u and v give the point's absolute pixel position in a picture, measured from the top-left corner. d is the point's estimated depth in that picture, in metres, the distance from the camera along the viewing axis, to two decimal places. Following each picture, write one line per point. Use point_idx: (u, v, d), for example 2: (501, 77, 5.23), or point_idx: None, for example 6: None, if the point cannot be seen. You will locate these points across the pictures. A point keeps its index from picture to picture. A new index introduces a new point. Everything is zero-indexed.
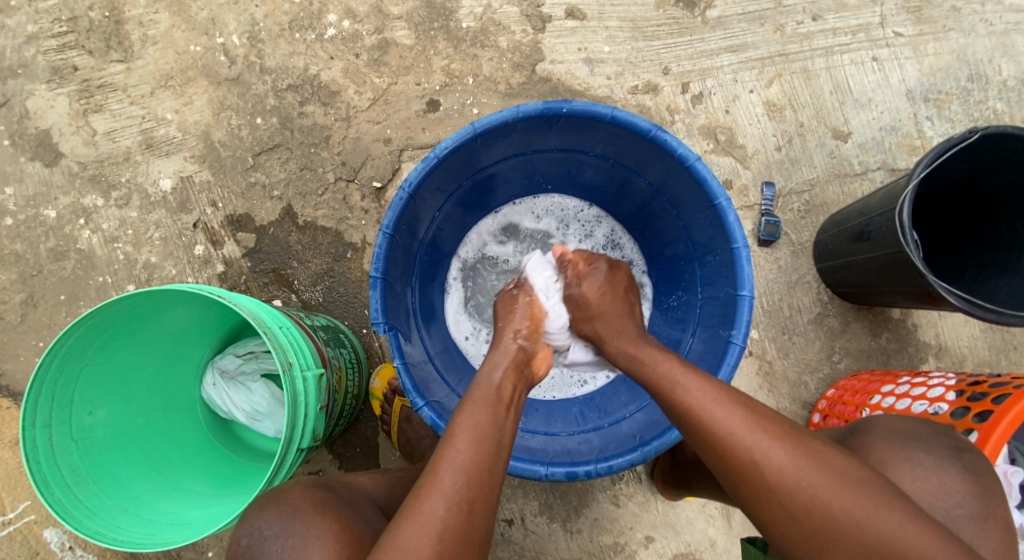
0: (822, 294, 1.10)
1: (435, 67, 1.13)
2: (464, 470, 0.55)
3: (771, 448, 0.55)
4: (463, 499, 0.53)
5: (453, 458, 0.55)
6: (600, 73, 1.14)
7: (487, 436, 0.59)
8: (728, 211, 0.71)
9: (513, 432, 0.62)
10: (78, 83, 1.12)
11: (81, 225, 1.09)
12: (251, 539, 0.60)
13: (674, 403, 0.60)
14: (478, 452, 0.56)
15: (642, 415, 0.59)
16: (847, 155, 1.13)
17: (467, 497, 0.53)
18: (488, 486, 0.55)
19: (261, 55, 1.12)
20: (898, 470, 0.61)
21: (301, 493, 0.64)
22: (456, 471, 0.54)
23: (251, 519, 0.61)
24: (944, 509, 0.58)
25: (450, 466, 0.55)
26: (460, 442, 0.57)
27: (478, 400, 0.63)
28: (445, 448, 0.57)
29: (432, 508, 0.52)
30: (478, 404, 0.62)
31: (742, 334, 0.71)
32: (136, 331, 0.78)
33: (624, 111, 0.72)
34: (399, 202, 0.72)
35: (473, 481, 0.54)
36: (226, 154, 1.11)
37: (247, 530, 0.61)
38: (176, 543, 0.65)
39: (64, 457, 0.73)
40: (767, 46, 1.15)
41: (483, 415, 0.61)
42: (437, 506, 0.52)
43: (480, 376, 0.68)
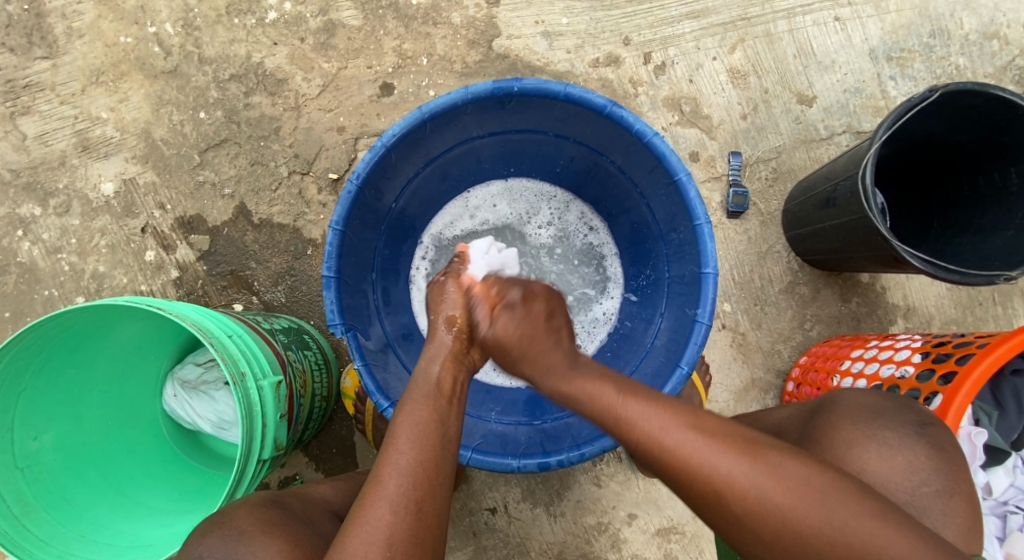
0: (792, 263, 1.10)
1: (387, 48, 1.07)
2: (409, 472, 0.53)
3: (708, 424, 0.54)
4: (410, 503, 0.51)
5: (396, 461, 0.53)
6: (559, 46, 1.10)
7: (432, 433, 0.56)
8: (689, 186, 0.68)
9: (456, 424, 0.59)
10: (2, 84, 1.04)
11: (20, 237, 1.03)
12: None
13: (613, 379, 0.60)
14: (422, 450, 0.54)
15: (582, 397, 0.58)
16: (812, 120, 1.11)
17: (415, 498, 0.52)
18: (436, 483, 0.53)
19: (198, 44, 1.05)
20: (861, 452, 0.62)
21: (247, 514, 0.61)
22: (399, 473, 0.53)
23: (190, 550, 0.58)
24: (906, 483, 0.59)
25: (394, 468, 0.53)
26: (402, 442, 0.55)
27: (417, 397, 0.60)
28: (388, 451, 0.55)
29: (378, 515, 0.51)
30: (419, 401, 0.59)
31: (708, 312, 0.68)
32: (78, 348, 0.73)
33: (577, 87, 0.68)
34: (346, 195, 0.68)
35: (419, 481, 0.53)
36: (170, 153, 1.05)
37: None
38: None
39: (9, 486, 0.68)
40: (728, 11, 1.12)
41: (423, 411, 0.58)
42: (382, 513, 0.51)
43: (418, 369, 0.64)
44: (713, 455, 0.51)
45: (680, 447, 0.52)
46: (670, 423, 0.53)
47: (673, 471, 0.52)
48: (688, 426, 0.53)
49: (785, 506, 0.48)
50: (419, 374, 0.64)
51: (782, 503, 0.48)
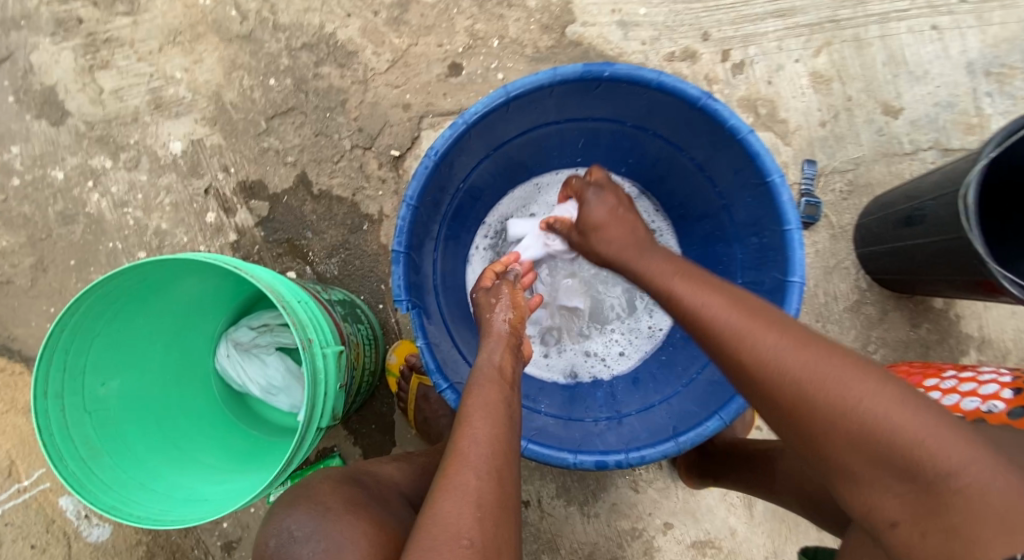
0: (860, 281, 1.05)
1: (459, 27, 1.05)
2: (486, 442, 0.54)
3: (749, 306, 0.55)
4: (491, 470, 0.52)
5: (473, 433, 0.55)
6: (635, 36, 1.06)
7: (501, 412, 0.58)
8: (781, 188, 0.65)
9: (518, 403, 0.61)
10: (84, 37, 1.06)
11: (90, 188, 1.05)
12: (279, 539, 0.58)
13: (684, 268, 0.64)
14: (495, 425, 0.56)
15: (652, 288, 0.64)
16: (896, 132, 1.05)
17: (495, 465, 0.53)
18: (509, 454, 0.55)
19: (274, 11, 1.05)
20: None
21: (330, 490, 0.61)
22: (478, 443, 0.54)
23: (278, 519, 0.59)
24: None
25: (471, 441, 0.54)
26: (475, 419, 0.56)
27: (482, 380, 0.61)
28: (461, 426, 0.56)
29: (465, 481, 0.51)
30: (485, 384, 0.60)
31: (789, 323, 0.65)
32: (147, 301, 0.75)
33: (672, 76, 0.66)
34: (424, 171, 0.67)
35: (496, 450, 0.54)
36: (238, 117, 1.05)
37: (275, 531, 0.58)
38: (195, 521, 0.63)
39: (77, 428, 0.70)
40: (816, 11, 1.07)
41: (490, 392, 0.60)
42: (469, 478, 0.51)
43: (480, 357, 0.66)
44: (741, 326, 0.53)
45: (718, 317, 0.54)
46: (710, 301, 0.56)
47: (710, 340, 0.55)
48: (730, 305, 0.55)
49: (803, 374, 0.48)
50: (481, 361, 0.65)
51: (800, 373, 0.48)
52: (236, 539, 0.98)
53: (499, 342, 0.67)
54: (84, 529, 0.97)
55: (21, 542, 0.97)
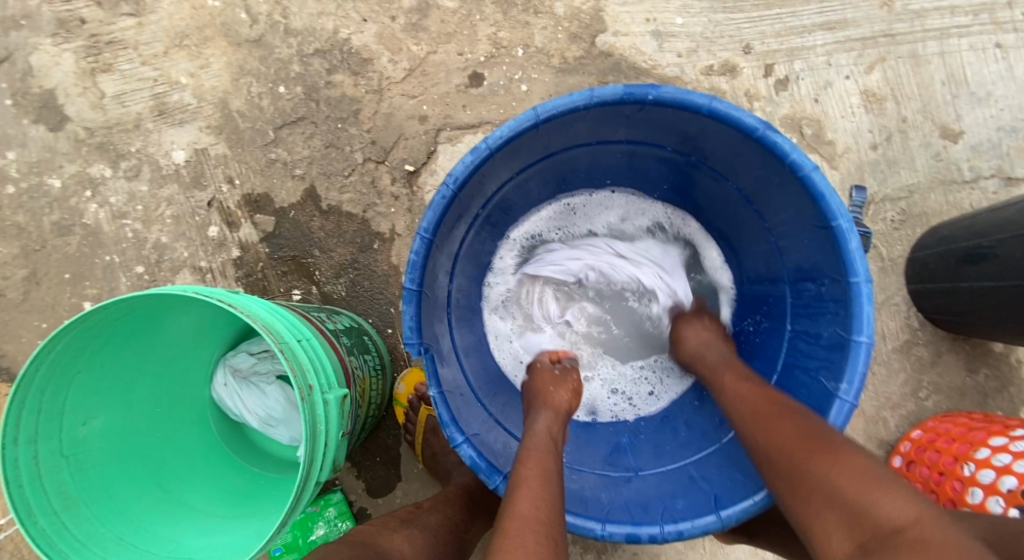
0: (912, 319, 0.96)
1: (481, 35, 0.98)
2: (541, 501, 0.52)
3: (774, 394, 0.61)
4: (541, 532, 0.49)
5: (526, 495, 0.53)
6: (670, 48, 0.99)
7: (549, 480, 0.55)
8: (849, 235, 0.57)
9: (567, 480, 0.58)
10: (86, 38, 1.00)
11: (88, 198, 1.00)
12: None
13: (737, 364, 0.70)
14: (545, 484, 0.54)
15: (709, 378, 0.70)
16: (955, 157, 0.97)
17: (550, 529, 0.50)
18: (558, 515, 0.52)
19: (286, 14, 0.99)
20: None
21: None
22: (535, 502, 0.52)
23: None
24: None
25: (530, 498, 0.52)
26: (532, 483, 0.54)
27: (538, 446, 0.60)
28: (513, 492, 0.53)
29: (523, 540, 0.48)
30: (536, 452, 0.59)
31: (855, 390, 0.57)
32: (135, 332, 0.68)
33: (724, 100, 0.58)
34: (440, 201, 0.60)
35: (548, 511, 0.52)
36: (245, 126, 0.99)
37: None
38: None
39: (51, 477, 0.62)
40: (869, 25, 0.98)
41: (546, 458, 0.58)
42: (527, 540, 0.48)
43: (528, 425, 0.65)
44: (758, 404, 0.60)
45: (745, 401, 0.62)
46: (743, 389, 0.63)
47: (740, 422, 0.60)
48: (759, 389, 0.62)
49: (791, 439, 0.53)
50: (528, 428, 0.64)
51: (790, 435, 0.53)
52: None
53: (550, 413, 0.67)
54: None
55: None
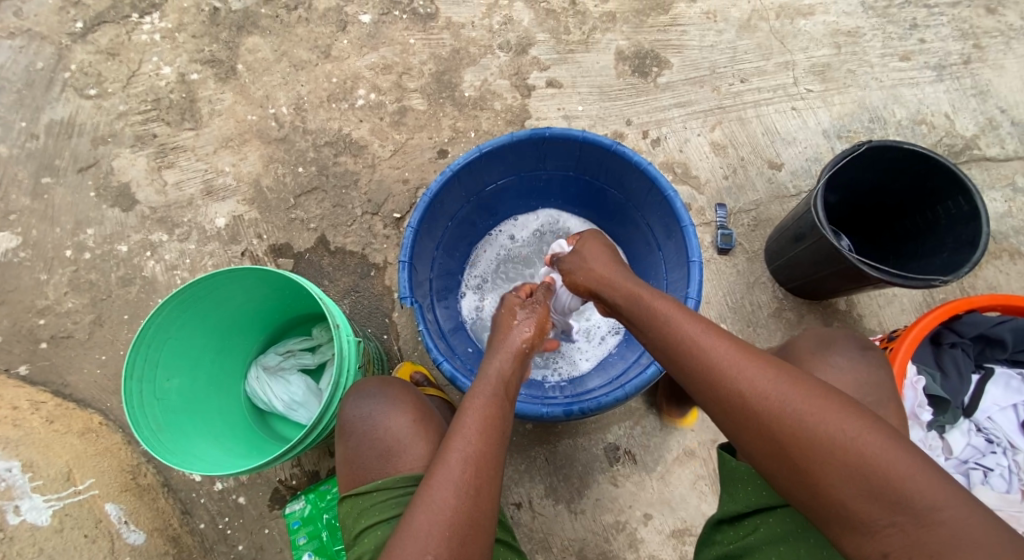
0: (777, 291, 1.30)
1: (444, 125, 1.40)
2: (472, 460, 0.69)
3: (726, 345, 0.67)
4: (468, 486, 0.67)
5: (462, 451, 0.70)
6: (577, 126, 1.43)
7: (491, 429, 0.73)
8: (676, 199, 0.95)
9: (510, 419, 0.77)
10: (156, 147, 1.37)
11: (148, 257, 1.29)
12: (358, 396, 0.86)
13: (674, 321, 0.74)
14: (484, 444, 0.71)
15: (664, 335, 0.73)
16: (782, 181, 1.38)
17: (472, 483, 0.67)
18: (489, 470, 0.69)
19: (304, 120, 1.39)
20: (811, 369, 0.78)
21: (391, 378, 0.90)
22: (466, 462, 0.69)
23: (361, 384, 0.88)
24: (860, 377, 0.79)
25: (461, 455, 0.69)
26: (465, 439, 0.71)
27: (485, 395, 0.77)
28: (450, 446, 0.71)
29: (443, 499, 0.66)
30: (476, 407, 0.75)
31: (695, 290, 0.91)
32: (209, 316, 0.96)
33: (592, 132, 0.98)
34: (423, 205, 0.95)
35: (477, 468, 0.69)
36: (273, 196, 1.34)
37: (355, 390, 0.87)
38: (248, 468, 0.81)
39: (149, 408, 0.88)
40: (707, 102, 1.45)
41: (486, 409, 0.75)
42: (447, 497, 0.66)
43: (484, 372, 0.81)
44: (716, 353, 0.67)
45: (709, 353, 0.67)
46: (706, 343, 0.68)
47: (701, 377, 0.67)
48: (719, 341, 0.68)
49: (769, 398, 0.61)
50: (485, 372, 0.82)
51: (773, 402, 0.61)
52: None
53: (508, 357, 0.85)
54: (124, 532, 0.99)
55: (76, 530, 0.94)
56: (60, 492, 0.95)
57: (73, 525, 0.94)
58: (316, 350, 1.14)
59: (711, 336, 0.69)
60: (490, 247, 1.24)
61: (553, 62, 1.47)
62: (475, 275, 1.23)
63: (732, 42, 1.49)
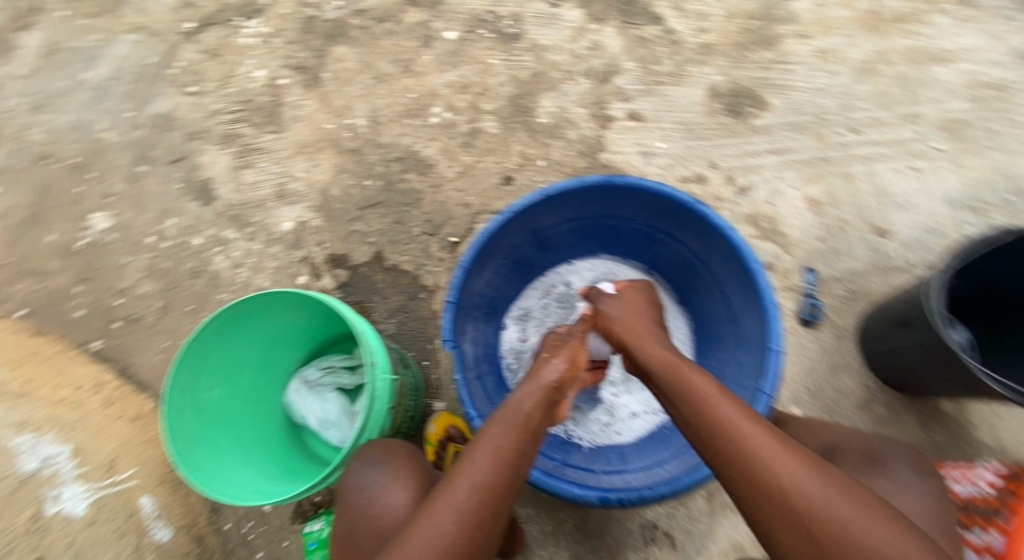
0: (867, 379, 1.19)
1: (514, 151, 1.36)
2: (487, 475, 0.68)
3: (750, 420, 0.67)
4: (481, 501, 0.66)
5: (479, 463, 0.69)
6: (654, 163, 1.33)
7: (513, 450, 0.73)
8: (760, 274, 0.85)
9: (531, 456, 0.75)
10: (239, 146, 1.43)
11: (217, 252, 1.35)
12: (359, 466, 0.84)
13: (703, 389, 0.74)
14: (502, 463, 0.70)
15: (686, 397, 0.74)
16: (889, 251, 1.26)
17: (484, 499, 0.67)
18: (503, 488, 0.69)
19: (378, 133, 1.40)
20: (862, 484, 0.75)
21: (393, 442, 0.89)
22: (481, 474, 0.68)
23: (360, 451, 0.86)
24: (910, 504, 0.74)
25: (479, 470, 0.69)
26: (486, 451, 0.71)
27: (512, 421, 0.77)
28: (471, 456, 0.71)
29: (453, 505, 0.65)
30: (500, 427, 0.75)
31: (771, 385, 0.82)
32: (251, 329, 0.97)
33: (671, 187, 0.90)
34: (476, 245, 0.91)
35: (493, 486, 0.68)
36: (338, 206, 1.36)
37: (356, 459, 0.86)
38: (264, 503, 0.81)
39: (187, 420, 0.90)
40: (808, 151, 1.32)
41: (509, 431, 0.75)
42: (460, 502, 0.65)
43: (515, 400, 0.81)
44: (741, 425, 0.67)
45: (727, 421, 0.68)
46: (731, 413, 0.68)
47: (720, 443, 0.66)
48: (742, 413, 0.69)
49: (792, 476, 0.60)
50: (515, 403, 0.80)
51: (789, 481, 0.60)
52: None
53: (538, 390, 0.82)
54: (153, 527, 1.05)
55: (108, 523, 0.99)
56: (102, 481, 1.02)
57: (107, 516, 1.00)
58: (356, 370, 1.12)
59: (733, 407, 0.69)
60: (547, 280, 1.19)
61: (638, 93, 1.38)
62: (524, 305, 1.17)
63: (847, 86, 1.36)
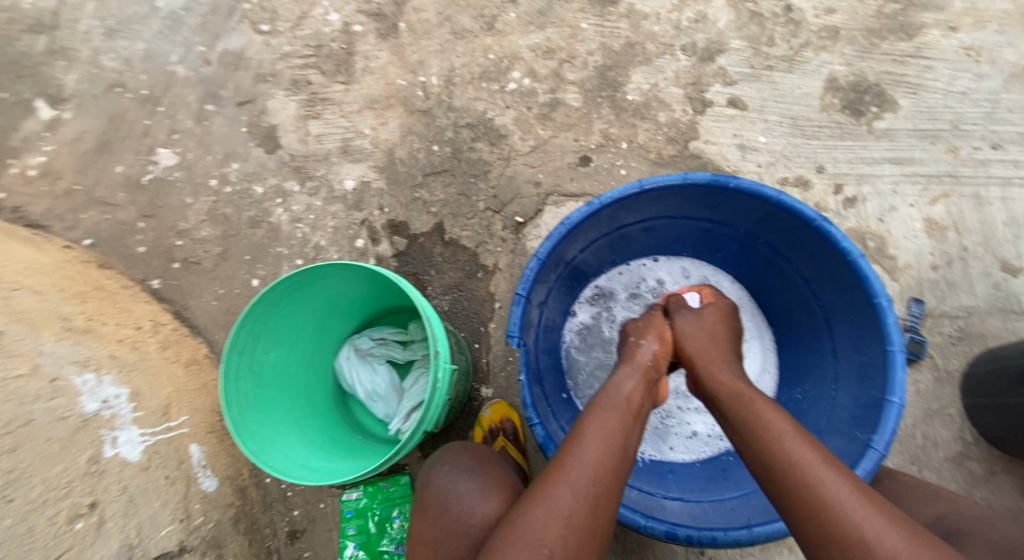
0: (965, 433, 1.04)
1: (595, 129, 1.24)
2: (591, 467, 0.62)
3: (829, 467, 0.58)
4: (587, 493, 0.61)
5: (581, 454, 0.64)
6: (752, 159, 1.19)
7: (616, 442, 0.66)
8: (888, 311, 0.75)
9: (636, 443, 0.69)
10: (308, 94, 1.37)
11: (278, 204, 1.32)
12: (446, 473, 0.79)
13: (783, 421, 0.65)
14: (605, 451, 0.64)
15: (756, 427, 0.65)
16: (1016, 290, 1.08)
17: (592, 491, 0.61)
18: (613, 484, 0.63)
19: (451, 95, 1.31)
20: None
21: (476, 451, 0.84)
22: (581, 466, 0.62)
23: (451, 457, 0.81)
24: None
25: (577, 461, 0.63)
26: (589, 441, 0.65)
27: (608, 406, 0.71)
28: (576, 444, 0.65)
29: (560, 495, 0.60)
30: (608, 410, 0.70)
31: (885, 441, 0.72)
32: (313, 294, 0.93)
33: (791, 197, 0.79)
34: (558, 236, 0.82)
35: (598, 477, 0.62)
36: (403, 170, 1.29)
37: (447, 464, 0.80)
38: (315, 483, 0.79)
39: (243, 383, 0.87)
40: (935, 164, 1.15)
41: (611, 420, 0.68)
42: (564, 495, 0.60)
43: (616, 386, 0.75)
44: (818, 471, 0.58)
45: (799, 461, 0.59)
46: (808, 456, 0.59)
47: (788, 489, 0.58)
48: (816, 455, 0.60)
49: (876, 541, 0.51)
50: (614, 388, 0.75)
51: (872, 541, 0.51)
52: (300, 529, 1.15)
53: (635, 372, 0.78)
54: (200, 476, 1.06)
55: (160, 470, 0.98)
56: (156, 427, 1.01)
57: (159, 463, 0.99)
58: (408, 345, 1.08)
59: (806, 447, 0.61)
60: (638, 269, 1.09)
61: (742, 78, 1.22)
62: (604, 286, 1.09)
63: (995, 92, 1.17)
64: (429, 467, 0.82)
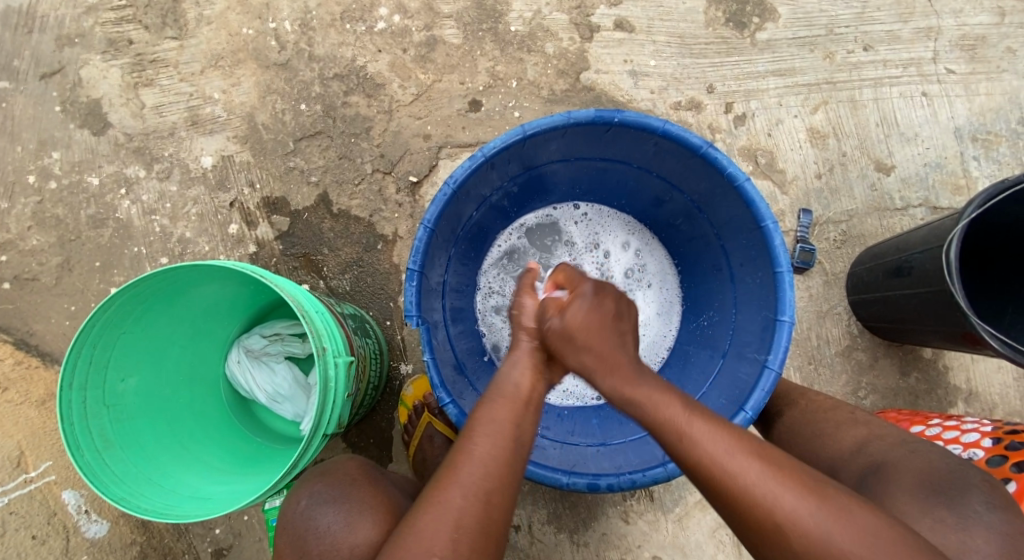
0: (852, 326, 1.11)
1: (480, 68, 1.13)
2: (483, 461, 0.58)
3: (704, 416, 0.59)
4: (479, 491, 0.57)
5: (471, 449, 0.59)
6: (644, 85, 1.14)
7: (506, 432, 0.62)
8: (774, 234, 0.74)
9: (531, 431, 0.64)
10: (133, 57, 1.13)
11: (122, 195, 1.11)
12: (310, 501, 0.74)
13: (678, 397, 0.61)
14: (495, 443, 0.60)
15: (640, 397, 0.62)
16: (888, 189, 1.13)
17: (486, 488, 0.57)
18: (507, 478, 0.59)
19: (310, 42, 1.13)
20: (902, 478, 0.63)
21: (348, 468, 0.79)
22: (473, 460, 0.58)
23: (308, 485, 0.76)
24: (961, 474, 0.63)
25: (470, 457, 0.59)
26: (478, 435, 0.61)
27: (499, 397, 0.65)
28: (464, 440, 0.61)
29: (450, 499, 0.56)
30: (497, 402, 0.65)
31: (779, 359, 0.74)
32: (172, 304, 0.80)
33: (676, 125, 0.74)
34: (442, 198, 0.73)
35: (490, 472, 0.58)
36: (269, 137, 1.12)
37: (305, 494, 0.75)
38: (197, 518, 0.69)
39: (95, 421, 0.75)
40: (814, 73, 1.16)
41: (502, 409, 0.64)
42: (454, 496, 0.56)
43: (502, 374, 0.69)
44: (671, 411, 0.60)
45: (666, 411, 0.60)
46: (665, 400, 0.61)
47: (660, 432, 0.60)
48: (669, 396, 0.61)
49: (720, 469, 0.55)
50: (501, 378, 0.69)
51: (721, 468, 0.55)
52: (226, 546, 1.04)
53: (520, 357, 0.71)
54: (83, 525, 1.00)
55: (23, 531, 0.96)
56: (6, 484, 0.97)
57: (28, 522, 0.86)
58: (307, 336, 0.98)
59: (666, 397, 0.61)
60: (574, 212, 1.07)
61: None
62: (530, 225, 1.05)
63: None
64: (290, 496, 0.77)
